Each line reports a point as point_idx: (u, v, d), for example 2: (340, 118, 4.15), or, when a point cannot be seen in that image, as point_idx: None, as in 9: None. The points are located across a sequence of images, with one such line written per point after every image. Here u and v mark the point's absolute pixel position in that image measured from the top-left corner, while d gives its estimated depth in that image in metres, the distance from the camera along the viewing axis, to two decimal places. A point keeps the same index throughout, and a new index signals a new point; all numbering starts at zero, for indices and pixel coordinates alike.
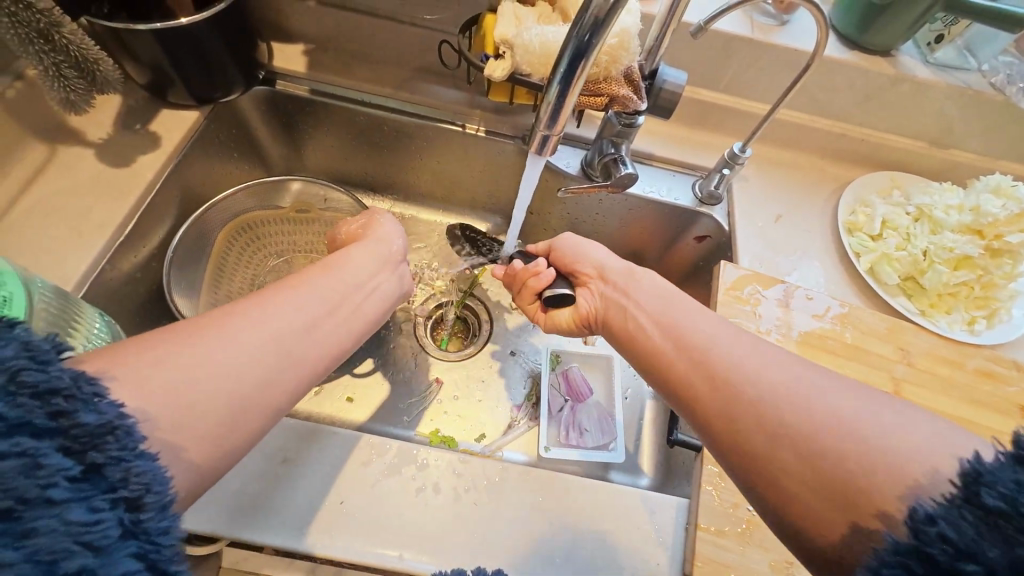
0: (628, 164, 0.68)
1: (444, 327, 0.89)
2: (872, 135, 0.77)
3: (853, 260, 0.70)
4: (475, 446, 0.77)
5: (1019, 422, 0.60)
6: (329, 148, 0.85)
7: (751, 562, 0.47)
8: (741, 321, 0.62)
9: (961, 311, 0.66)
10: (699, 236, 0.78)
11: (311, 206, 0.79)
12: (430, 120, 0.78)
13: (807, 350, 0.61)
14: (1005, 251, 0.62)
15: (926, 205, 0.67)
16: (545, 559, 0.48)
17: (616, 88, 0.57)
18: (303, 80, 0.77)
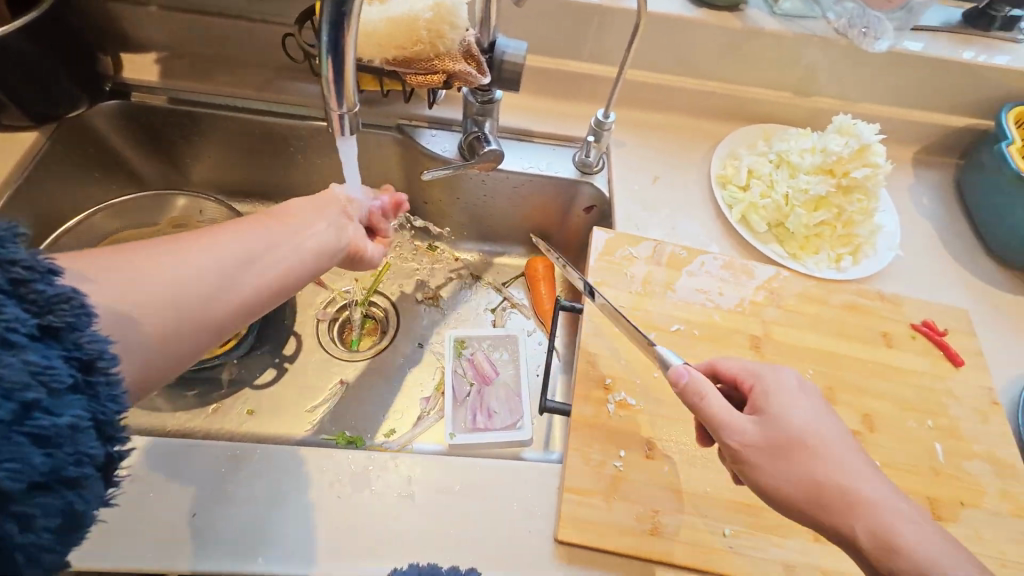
0: (491, 142, 0.68)
1: (352, 327, 0.87)
2: (737, 90, 0.80)
3: (725, 211, 0.71)
4: (385, 443, 0.77)
5: (881, 348, 0.63)
6: (204, 158, 0.81)
7: (616, 516, 0.48)
8: (612, 283, 0.62)
9: (827, 250, 0.69)
10: (586, 208, 0.78)
11: (185, 219, 0.74)
12: (298, 118, 0.76)
13: (679, 304, 0.62)
14: (854, 187, 0.64)
15: (783, 150, 0.68)
16: (411, 543, 0.47)
17: (451, 64, 0.55)
18: (159, 90, 0.74)
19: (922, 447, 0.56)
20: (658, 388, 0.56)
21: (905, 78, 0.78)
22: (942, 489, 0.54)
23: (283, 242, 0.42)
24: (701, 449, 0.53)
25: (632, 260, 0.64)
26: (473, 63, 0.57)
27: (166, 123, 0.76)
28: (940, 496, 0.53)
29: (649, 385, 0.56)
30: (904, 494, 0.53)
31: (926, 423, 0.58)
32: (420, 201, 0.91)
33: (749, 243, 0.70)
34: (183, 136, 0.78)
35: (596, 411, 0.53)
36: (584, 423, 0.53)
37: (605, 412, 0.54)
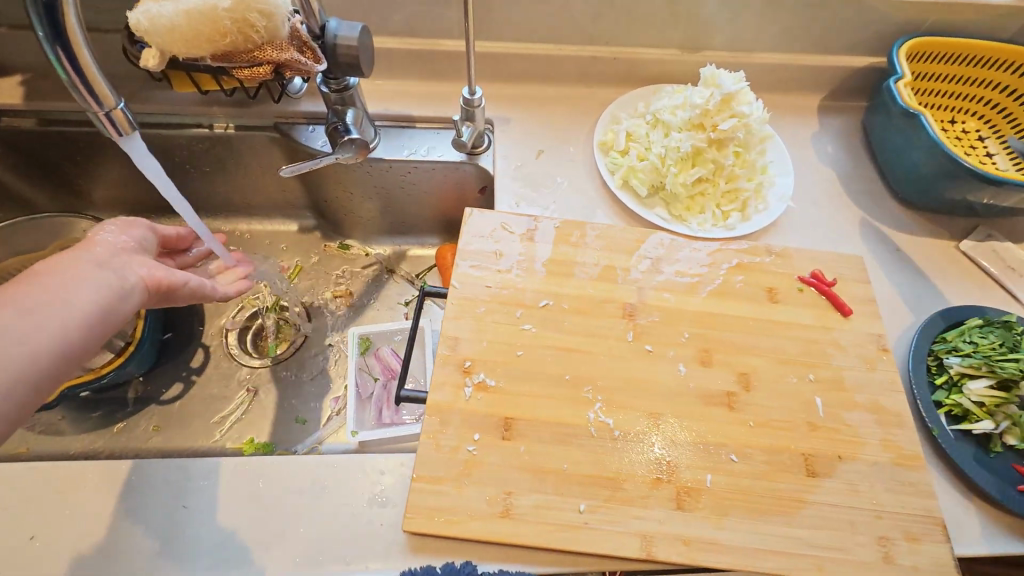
0: (353, 131, 0.66)
1: (266, 335, 0.85)
2: (623, 52, 0.77)
3: (607, 178, 0.69)
4: (294, 447, 0.76)
5: (766, 305, 0.60)
6: (89, 175, 0.80)
7: (466, 501, 0.47)
8: (480, 264, 0.60)
9: (712, 208, 0.66)
10: (479, 188, 0.78)
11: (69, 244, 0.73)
12: (177, 128, 0.76)
13: (550, 279, 0.60)
14: (724, 139, 0.63)
15: (657, 110, 0.67)
16: (255, 547, 0.47)
17: (276, 53, 0.53)
18: (27, 112, 0.73)
19: (801, 403, 0.54)
20: (521, 367, 0.54)
21: (793, 20, 0.74)
22: (819, 445, 0.52)
23: (37, 305, 0.41)
24: (562, 425, 0.51)
25: (503, 239, 0.62)
26: (306, 51, 0.55)
27: (39, 145, 0.75)
28: (815, 452, 0.51)
29: (511, 364, 0.54)
30: (777, 454, 0.51)
31: (808, 378, 0.56)
32: (319, 201, 0.87)
33: (633, 210, 0.67)
34: (60, 156, 0.77)
35: (453, 396, 0.52)
36: (440, 410, 0.51)
37: (463, 397, 0.52)
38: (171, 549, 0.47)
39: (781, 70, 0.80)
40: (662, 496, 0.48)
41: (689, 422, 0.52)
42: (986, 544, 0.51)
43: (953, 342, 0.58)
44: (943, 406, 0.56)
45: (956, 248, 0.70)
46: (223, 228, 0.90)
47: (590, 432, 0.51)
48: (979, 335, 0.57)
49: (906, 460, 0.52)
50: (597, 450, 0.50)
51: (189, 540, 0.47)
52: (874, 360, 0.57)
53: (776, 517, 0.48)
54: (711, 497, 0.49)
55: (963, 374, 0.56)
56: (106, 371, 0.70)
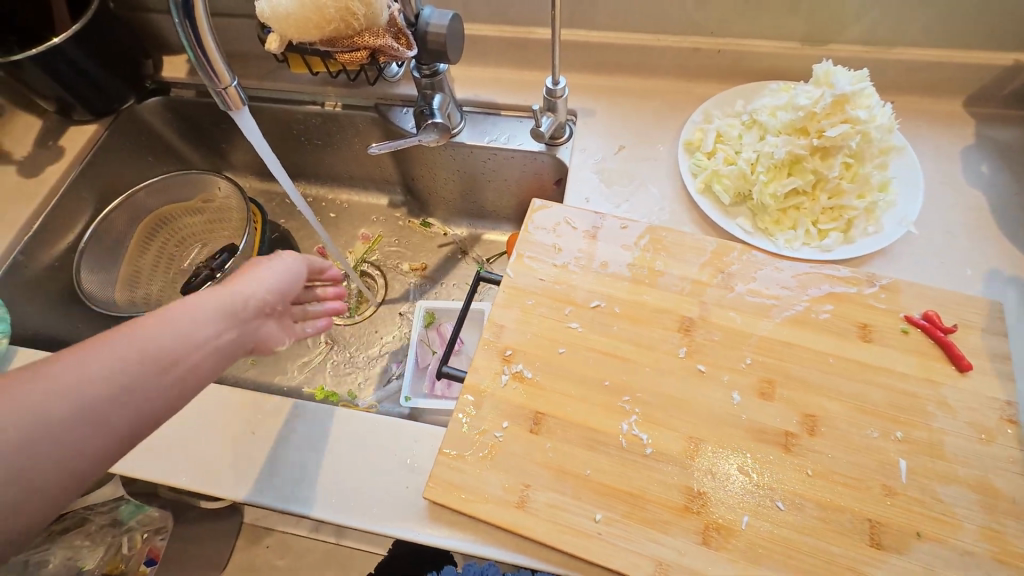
0: (436, 115, 0.69)
1: (348, 296, 0.94)
2: (729, 44, 0.70)
3: (688, 180, 0.64)
4: (358, 401, 0.84)
5: (857, 342, 0.51)
6: (230, 142, 0.95)
7: (483, 483, 0.48)
8: (537, 256, 0.60)
9: (807, 225, 0.58)
10: (554, 180, 0.77)
11: (212, 197, 0.89)
12: (297, 104, 0.86)
13: (606, 279, 0.58)
14: (830, 147, 0.55)
15: (756, 111, 0.62)
16: (303, 481, 0.53)
17: (373, 39, 0.57)
18: (191, 85, 0.88)
19: (879, 461, 0.46)
20: (560, 364, 0.53)
21: (957, 9, 0.62)
22: (893, 513, 0.44)
23: (163, 367, 0.38)
24: (591, 430, 0.50)
25: (565, 233, 0.61)
26: (400, 38, 0.58)
27: (195, 113, 0.89)
28: (886, 521, 0.44)
29: (550, 359, 0.53)
30: (834, 512, 0.45)
31: (894, 434, 0.47)
32: (407, 178, 0.92)
33: (712, 218, 0.62)
34: (210, 123, 0.91)
35: (488, 380, 0.53)
36: (473, 391, 0.53)
37: (498, 383, 0.53)
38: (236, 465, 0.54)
39: (930, 69, 0.67)
40: (686, 527, 0.45)
41: (733, 454, 0.48)
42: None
43: None
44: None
45: None
46: (326, 196, 1.00)
47: (620, 443, 0.49)
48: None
49: (1013, 558, 0.42)
50: (623, 462, 0.48)
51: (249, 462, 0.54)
52: (991, 429, 0.47)
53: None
54: (744, 540, 0.44)
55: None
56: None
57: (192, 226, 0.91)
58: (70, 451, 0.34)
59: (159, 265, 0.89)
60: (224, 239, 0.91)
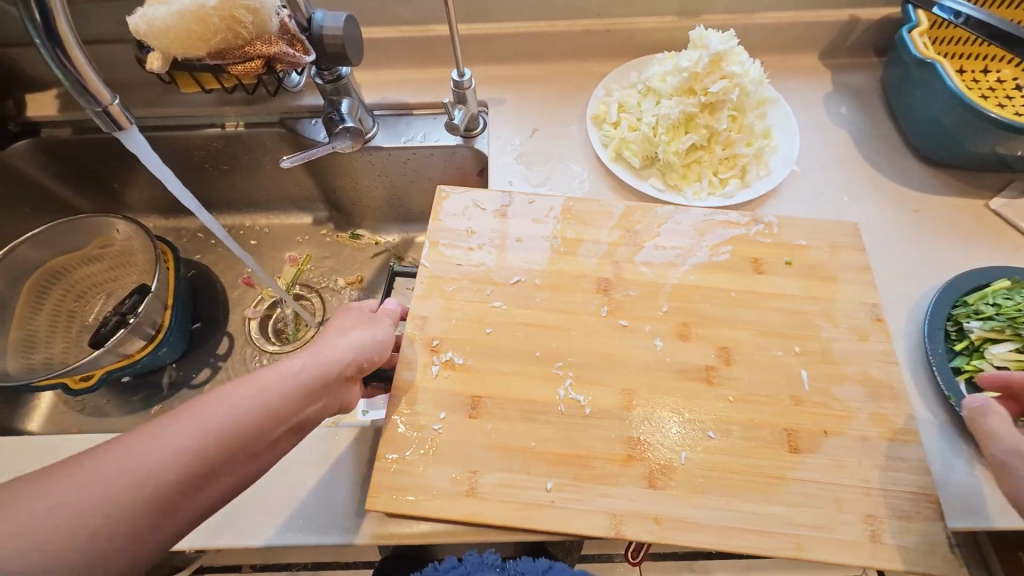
0: (349, 120, 0.69)
1: (287, 322, 0.90)
2: (615, 23, 0.75)
3: (599, 151, 0.68)
4: None
5: (755, 278, 0.57)
6: (121, 179, 0.88)
7: (431, 478, 0.48)
8: (449, 243, 0.61)
9: (709, 175, 0.64)
10: (478, 172, 0.79)
11: (109, 240, 0.82)
12: (193, 129, 0.81)
13: (526, 259, 0.59)
14: (716, 101, 0.61)
15: (648, 79, 0.67)
16: (258, 514, 0.51)
17: (266, 48, 0.56)
18: (65, 122, 0.81)
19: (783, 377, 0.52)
20: (490, 345, 0.55)
21: None
22: (803, 419, 0.50)
23: (243, 446, 0.40)
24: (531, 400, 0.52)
25: (476, 216, 0.63)
26: (296, 44, 0.57)
27: (76, 153, 0.82)
28: (800, 426, 0.49)
29: (479, 343, 0.55)
30: (756, 430, 0.49)
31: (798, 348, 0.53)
32: (327, 191, 0.90)
33: (629, 182, 0.66)
34: (95, 161, 0.84)
35: (420, 374, 0.53)
36: (414, 384, 0.53)
37: (430, 375, 0.53)
38: None
39: (783, 31, 0.75)
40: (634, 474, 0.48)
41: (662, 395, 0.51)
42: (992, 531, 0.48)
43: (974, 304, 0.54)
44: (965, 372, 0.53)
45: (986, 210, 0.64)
46: (243, 223, 0.95)
47: (559, 409, 0.51)
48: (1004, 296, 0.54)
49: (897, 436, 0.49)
50: (566, 427, 0.50)
51: None
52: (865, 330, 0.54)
53: (751, 493, 0.47)
54: (683, 475, 0.48)
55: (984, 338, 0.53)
56: (140, 356, 0.76)
57: (91, 274, 0.85)
58: (148, 534, 0.36)
59: (56, 322, 0.81)
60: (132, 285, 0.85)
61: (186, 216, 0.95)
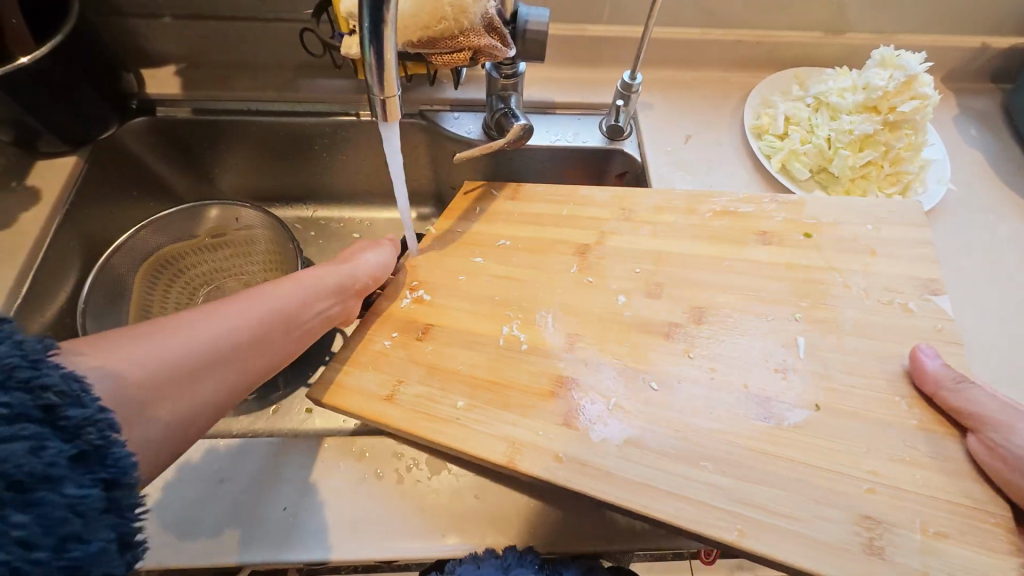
0: (519, 117, 0.71)
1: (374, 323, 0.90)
2: (765, 35, 0.83)
3: (764, 161, 0.74)
4: None
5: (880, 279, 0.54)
6: (233, 168, 0.91)
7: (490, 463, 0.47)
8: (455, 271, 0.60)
9: (876, 190, 0.70)
10: (618, 173, 0.82)
11: (226, 229, 0.85)
12: (326, 116, 0.83)
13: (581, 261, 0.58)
14: (900, 121, 0.67)
15: (822, 93, 0.72)
16: (359, 526, 0.53)
17: (476, 39, 0.58)
18: (184, 102, 0.82)
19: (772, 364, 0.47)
20: (532, 355, 0.52)
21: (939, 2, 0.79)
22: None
23: (284, 321, 0.50)
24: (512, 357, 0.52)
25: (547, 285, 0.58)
26: (496, 36, 0.60)
27: (193, 134, 0.84)
28: (663, 413, 0.47)
29: (513, 343, 0.53)
30: (622, 380, 0.50)
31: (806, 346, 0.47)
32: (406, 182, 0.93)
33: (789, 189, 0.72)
34: (211, 146, 0.86)
35: (391, 303, 0.58)
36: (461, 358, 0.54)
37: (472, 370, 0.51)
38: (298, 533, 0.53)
39: None
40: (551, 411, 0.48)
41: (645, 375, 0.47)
42: (835, 563, 0.40)
43: None
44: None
45: None
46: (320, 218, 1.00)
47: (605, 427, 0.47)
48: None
49: (731, 422, 0.46)
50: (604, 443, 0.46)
51: (308, 508, 0.54)
52: (703, 309, 0.53)
53: (670, 452, 0.45)
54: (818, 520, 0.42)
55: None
56: None
57: (202, 264, 0.85)
58: (223, 383, 0.44)
59: (175, 317, 0.81)
60: (244, 277, 0.85)
61: (286, 207, 0.99)
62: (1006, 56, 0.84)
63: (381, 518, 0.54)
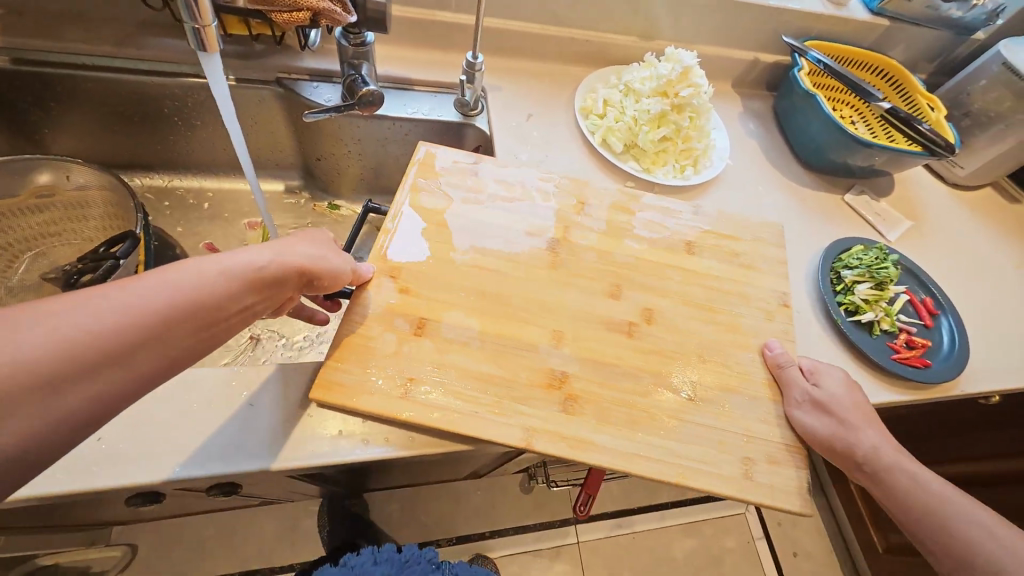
0: (368, 84, 0.77)
1: None
2: (593, 35, 0.98)
3: (589, 137, 0.89)
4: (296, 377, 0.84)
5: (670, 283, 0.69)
6: (68, 127, 0.86)
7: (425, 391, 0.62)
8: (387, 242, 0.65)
9: (673, 162, 0.87)
10: (472, 148, 0.92)
11: (53, 189, 0.78)
12: (177, 76, 0.81)
13: None
14: (682, 104, 0.83)
15: (628, 81, 0.88)
16: (245, 440, 0.55)
17: (314, 1, 0.63)
18: (1, 51, 0.76)
19: (704, 344, 0.64)
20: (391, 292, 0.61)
21: (722, 20, 0.99)
22: (707, 376, 0.62)
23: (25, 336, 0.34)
24: (603, 367, 0.60)
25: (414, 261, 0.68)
26: (339, 4, 0.66)
27: (15, 86, 0.78)
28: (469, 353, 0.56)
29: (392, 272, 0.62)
30: None
31: (723, 334, 0.66)
32: (266, 149, 0.95)
33: (610, 161, 0.87)
34: (39, 101, 0.81)
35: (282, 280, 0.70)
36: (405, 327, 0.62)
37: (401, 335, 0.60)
38: (176, 450, 0.53)
39: None
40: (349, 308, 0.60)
41: (610, 349, 0.61)
42: None
43: (846, 259, 0.83)
44: (844, 304, 0.80)
45: (843, 200, 0.98)
46: (178, 185, 0.97)
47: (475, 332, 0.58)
48: (862, 254, 0.84)
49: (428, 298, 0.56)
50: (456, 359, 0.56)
51: (191, 426, 0.55)
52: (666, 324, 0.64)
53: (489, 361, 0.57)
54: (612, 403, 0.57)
55: (853, 280, 0.81)
56: None
57: (25, 229, 0.79)
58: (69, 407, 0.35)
59: None
60: (79, 243, 0.82)
61: (138, 175, 0.95)
62: (770, 68, 1.08)
63: (227, 434, 0.55)
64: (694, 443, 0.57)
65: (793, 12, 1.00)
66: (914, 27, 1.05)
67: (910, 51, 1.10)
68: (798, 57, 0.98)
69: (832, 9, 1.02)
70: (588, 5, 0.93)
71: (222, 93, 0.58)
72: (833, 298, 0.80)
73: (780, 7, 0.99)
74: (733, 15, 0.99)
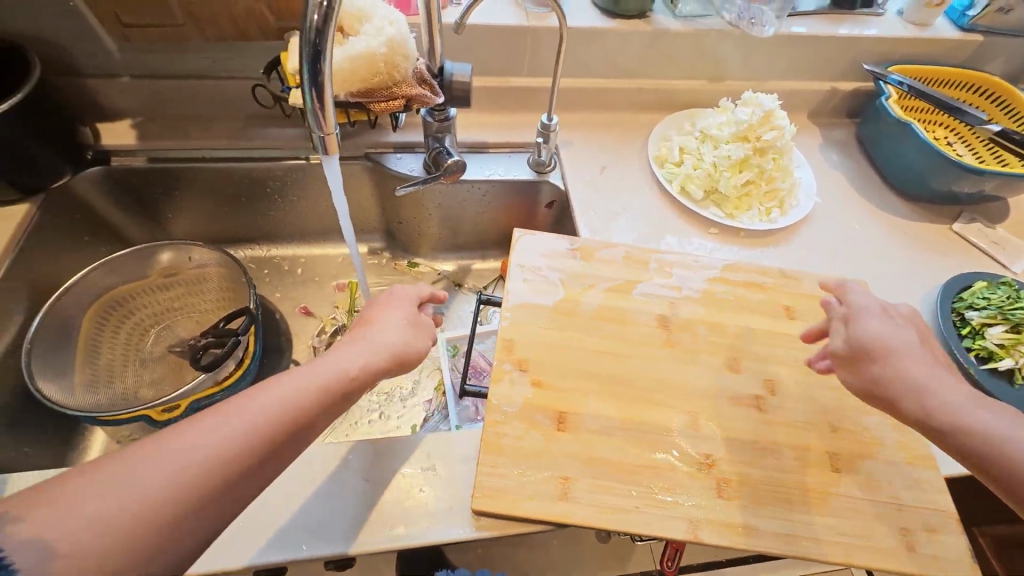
0: (452, 154, 0.81)
1: None
2: (661, 83, 0.98)
3: (667, 186, 0.88)
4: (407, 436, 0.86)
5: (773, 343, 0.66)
6: (187, 211, 0.96)
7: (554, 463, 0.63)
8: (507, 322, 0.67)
9: (757, 205, 0.85)
10: (547, 203, 0.94)
11: (178, 268, 0.87)
12: (282, 160, 0.90)
13: None
14: (766, 147, 0.81)
15: (705, 128, 0.87)
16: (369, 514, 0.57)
17: (408, 89, 0.69)
18: (139, 152, 0.88)
19: (828, 409, 0.63)
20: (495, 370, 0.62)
21: (794, 55, 0.97)
22: (842, 446, 0.60)
23: (183, 449, 0.41)
24: (742, 445, 0.59)
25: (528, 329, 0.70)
26: (426, 86, 0.71)
27: (149, 181, 0.89)
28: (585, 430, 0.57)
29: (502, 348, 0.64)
30: None
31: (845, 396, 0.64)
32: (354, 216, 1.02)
33: (691, 209, 0.86)
34: (166, 191, 0.91)
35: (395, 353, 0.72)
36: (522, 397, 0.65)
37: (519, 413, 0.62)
38: (307, 525, 0.56)
39: None
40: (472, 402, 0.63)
41: (722, 418, 0.61)
42: None
43: (968, 299, 0.76)
44: (972, 349, 0.72)
45: (951, 231, 0.90)
46: (274, 253, 1.05)
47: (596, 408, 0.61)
48: (987, 292, 0.76)
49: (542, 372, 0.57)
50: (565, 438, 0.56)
51: (319, 499, 0.57)
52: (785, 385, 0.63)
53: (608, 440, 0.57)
54: (743, 487, 0.56)
55: (982, 323, 0.73)
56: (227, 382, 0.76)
57: (154, 305, 0.88)
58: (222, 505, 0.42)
59: (123, 357, 0.83)
60: (197, 315, 0.89)
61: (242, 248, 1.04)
62: (849, 97, 1.03)
63: (350, 507, 0.57)
64: (848, 517, 0.55)
65: (872, 39, 0.96)
66: (1013, 39, 0.98)
67: (1010, 64, 1.02)
68: (883, 85, 0.93)
69: (915, 31, 0.97)
70: (655, 56, 0.95)
71: (338, 186, 0.62)
72: (960, 344, 0.73)
73: (856, 36, 0.95)
74: (806, 49, 0.96)
